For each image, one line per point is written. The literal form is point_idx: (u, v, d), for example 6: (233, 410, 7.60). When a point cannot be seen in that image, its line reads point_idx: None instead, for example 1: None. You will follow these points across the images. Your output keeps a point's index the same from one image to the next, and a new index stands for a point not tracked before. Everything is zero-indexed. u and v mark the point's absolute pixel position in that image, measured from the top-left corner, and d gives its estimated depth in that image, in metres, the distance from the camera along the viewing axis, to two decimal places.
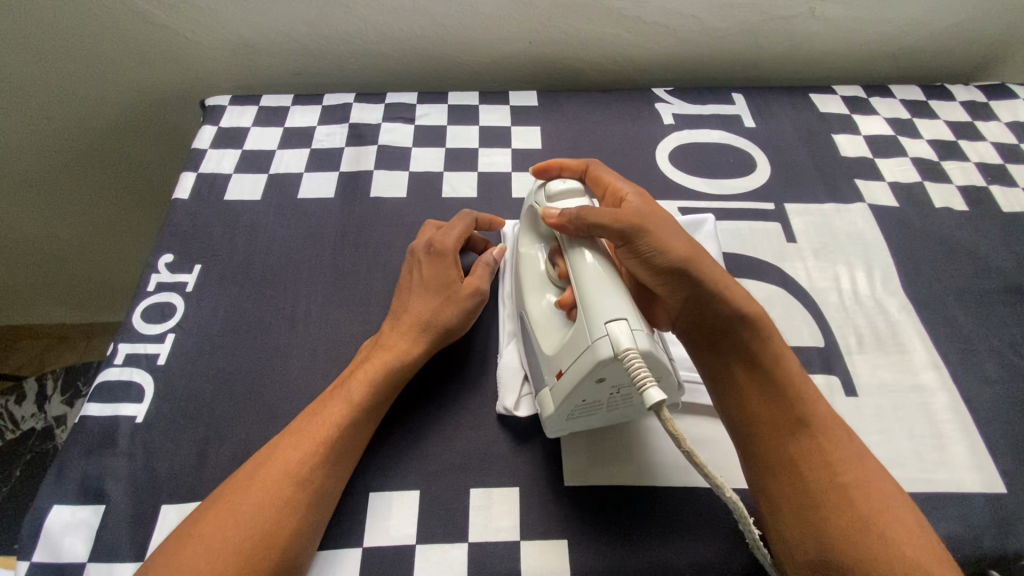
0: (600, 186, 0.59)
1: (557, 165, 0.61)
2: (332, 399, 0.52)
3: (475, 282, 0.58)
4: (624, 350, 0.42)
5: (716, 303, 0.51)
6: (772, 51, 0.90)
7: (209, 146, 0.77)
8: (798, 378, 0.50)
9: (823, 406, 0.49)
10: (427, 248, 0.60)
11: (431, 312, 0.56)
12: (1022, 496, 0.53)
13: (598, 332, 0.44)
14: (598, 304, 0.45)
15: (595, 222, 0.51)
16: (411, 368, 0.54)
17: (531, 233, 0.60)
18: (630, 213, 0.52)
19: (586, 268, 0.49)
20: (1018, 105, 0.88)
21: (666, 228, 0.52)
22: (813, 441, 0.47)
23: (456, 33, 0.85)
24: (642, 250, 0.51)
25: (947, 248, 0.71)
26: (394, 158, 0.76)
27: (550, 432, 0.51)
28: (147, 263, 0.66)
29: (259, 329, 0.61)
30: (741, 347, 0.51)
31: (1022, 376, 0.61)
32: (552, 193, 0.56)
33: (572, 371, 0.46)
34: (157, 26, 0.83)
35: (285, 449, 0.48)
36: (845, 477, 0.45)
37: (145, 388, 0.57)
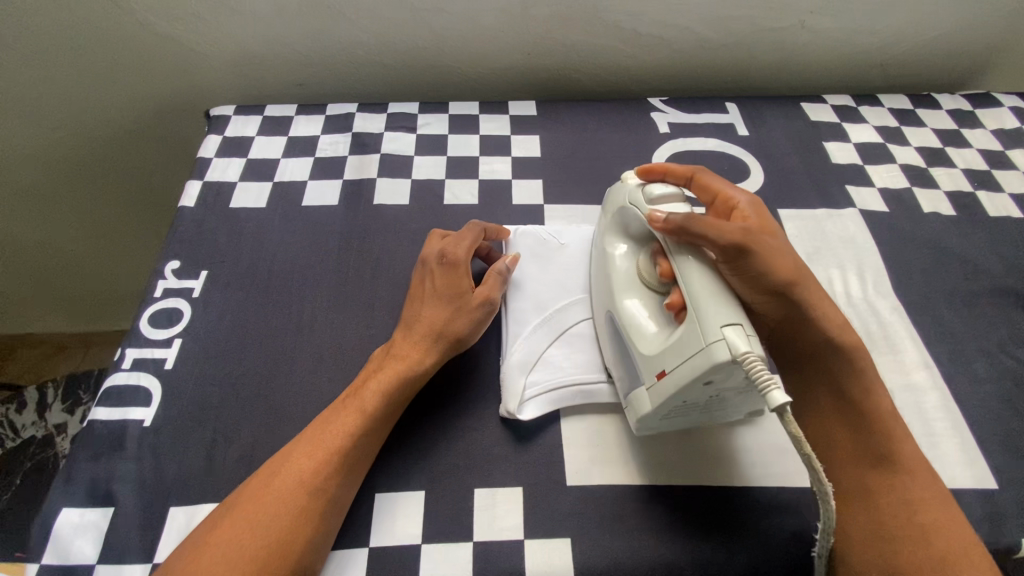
0: (708, 193, 0.59)
1: (661, 168, 0.61)
2: (344, 409, 0.53)
3: (486, 291, 0.59)
4: (743, 354, 0.43)
5: (813, 331, 0.52)
6: (763, 61, 0.93)
7: (214, 155, 0.78)
8: (886, 410, 0.50)
9: (908, 443, 0.50)
10: (440, 256, 0.61)
11: (445, 321, 0.57)
12: (1012, 491, 0.55)
13: (713, 336, 0.44)
14: (711, 307, 0.46)
15: (705, 235, 0.49)
16: (422, 377, 0.55)
17: (621, 230, 0.61)
18: (739, 230, 0.50)
19: (693, 274, 0.49)
20: (1003, 113, 0.90)
21: (775, 249, 0.51)
22: (897, 478, 0.48)
23: (456, 45, 0.87)
24: (748, 272, 0.50)
25: (936, 251, 0.73)
26: (397, 166, 0.78)
27: (640, 428, 0.53)
28: (154, 270, 0.67)
29: (266, 334, 0.62)
30: (833, 374, 0.52)
31: (1010, 375, 0.62)
32: (653, 197, 0.55)
33: (679, 372, 0.46)
34: (163, 38, 0.84)
35: (296, 458, 0.49)
36: (923, 517, 0.46)
37: (153, 393, 0.58)
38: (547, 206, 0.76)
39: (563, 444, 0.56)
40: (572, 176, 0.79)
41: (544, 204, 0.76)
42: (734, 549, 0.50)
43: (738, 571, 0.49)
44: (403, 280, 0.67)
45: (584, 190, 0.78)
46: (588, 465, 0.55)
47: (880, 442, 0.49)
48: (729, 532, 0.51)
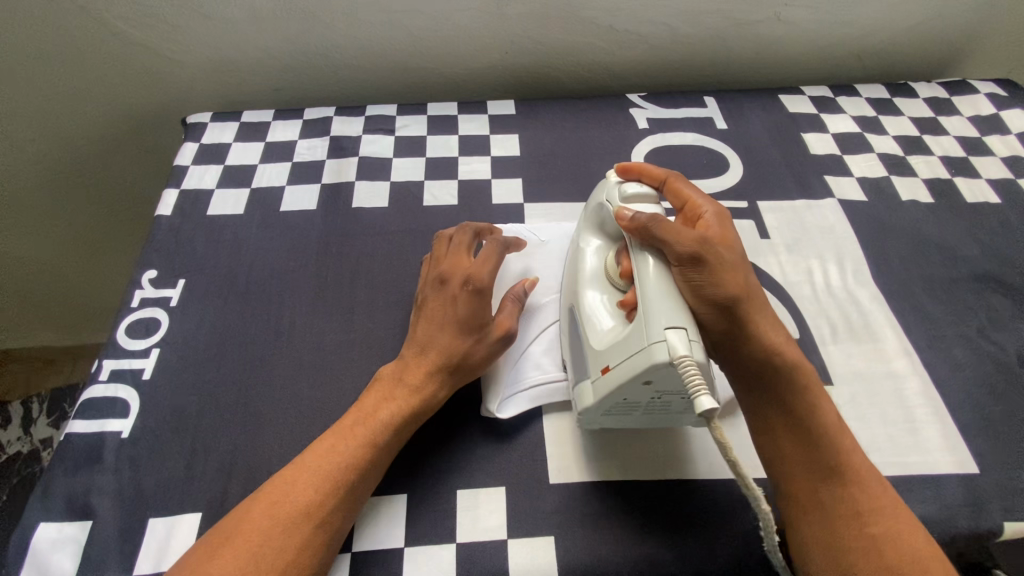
0: (679, 199, 0.59)
1: (638, 169, 0.60)
2: (350, 435, 0.51)
3: (506, 322, 0.57)
4: (680, 357, 0.44)
5: (752, 346, 0.50)
6: (741, 55, 0.93)
7: (191, 163, 0.78)
8: (835, 423, 0.50)
9: (857, 455, 0.49)
10: (466, 283, 0.56)
11: (462, 355, 0.54)
12: (992, 475, 0.55)
13: (655, 336, 0.45)
14: (659, 308, 0.46)
15: (664, 236, 0.51)
16: (432, 405, 0.54)
17: (596, 227, 0.60)
18: (695, 236, 0.51)
19: (650, 276, 0.49)
20: (979, 100, 0.91)
21: (728, 261, 0.51)
22: (844, 491, 0.48)
23: (433, 45, 0.87)
24: (699, 281, 0.49)
25: (914, 238, 0.73)
26: (376, 169, 0.78)
27: (584, 424, 0.53)
28: (131, 280, 0.66)
29: (245, 341, 0.62)
30: (780, 391, 0.51)
31: (989, 359, 0.63)
32: (628, 194, 0.56)
33: (621, 367, 0.47)
34: (138, 46, 0.84)
35: (299, 488, 0.48)
36: (872, 529, 0.46)
37: (131, 404, 0.57)
38: (526, 204, 0.75)
39: (544, 442, 0.56)
40: (552, 174, 0.79)
41: (524, 203, 0.76)
42: (715, 544, 0.50)
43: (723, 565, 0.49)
44: (383, 283, 0.67)
45: (564, 188, 0.78)
46: (568, 463, 0.55)
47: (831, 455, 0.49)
48: (714, 525, 0.51)
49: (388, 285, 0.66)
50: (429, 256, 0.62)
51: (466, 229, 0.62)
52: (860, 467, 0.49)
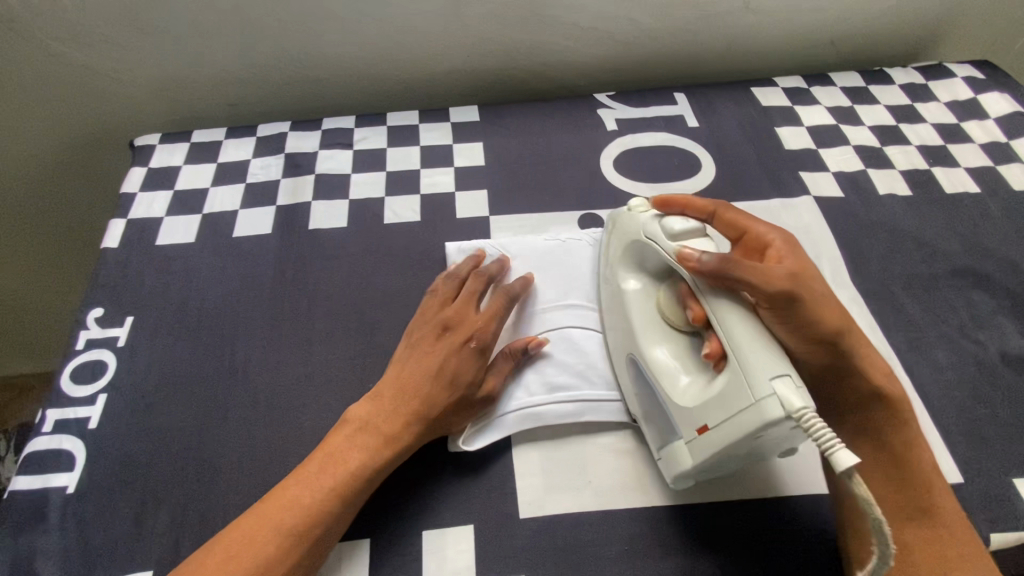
0: (733, 229, 0.54)
1: (681, 202, 0.56)
2: (315, 482, 0.48)
3: (494, 381, 0.55)
4: (799, 411, 0.40)
5: (855, 378, 0.50)
6: (711, 47, 0.90)
7: (139, 190, 0.74)
8: (927, 462, 0.49)
9: (947, 496, 0.48)
10: (471, 339, 0.55)
11: (441, 410, 0.52)
12: (977, 484, 0.53)
13: (763, 391, 0.42)
14: (757, 356, 0.43)
15: (746, 278, 0.46)
16: (402, 456, 0.52)
17: (636, 265, 0.58)
18: (784, 271, 0.47)
19: (736, 328, 0.46)
20: (956, 84, 0.88)
21: (819, 289, 0.48)
22: (936, 531, 0.46)
23: (390, 52, 0.83)
24: (795, 319, 0.47)
25: (893, 235, 0.71)
26: (333, 187, 0.74)
27: (670, 484, 0.51)
28: (76, 320, 0.63)
29: (197, 381, 0.59)
30: (876, 422, 0.50)
31: (971, 360, 0.61)
32: (675, 232, 0.53)
33: (724, 428, 0.44)
34: (78, 67, 0.80)
35: (258, 543, 0.45)
36: (961, 573, 0.44)
37: (76, 456, 0.54)
38: (492, 217, 0.72)
39: (514, 473, 0.54)
40: (518, 184, 0.76)
41: (489, 216, 0.73)
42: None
43: None
44: (343, 310, 0.64)
45: (531, 197, 0.75)
46: (540, 495, 0.52)
47: (918, 494, 0.48)
48: (688, 555, 0.50)
49: (347, 312, 0.64)
50: (433, 293, 0.60)
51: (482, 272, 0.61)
52: (949, 508, 0.47)
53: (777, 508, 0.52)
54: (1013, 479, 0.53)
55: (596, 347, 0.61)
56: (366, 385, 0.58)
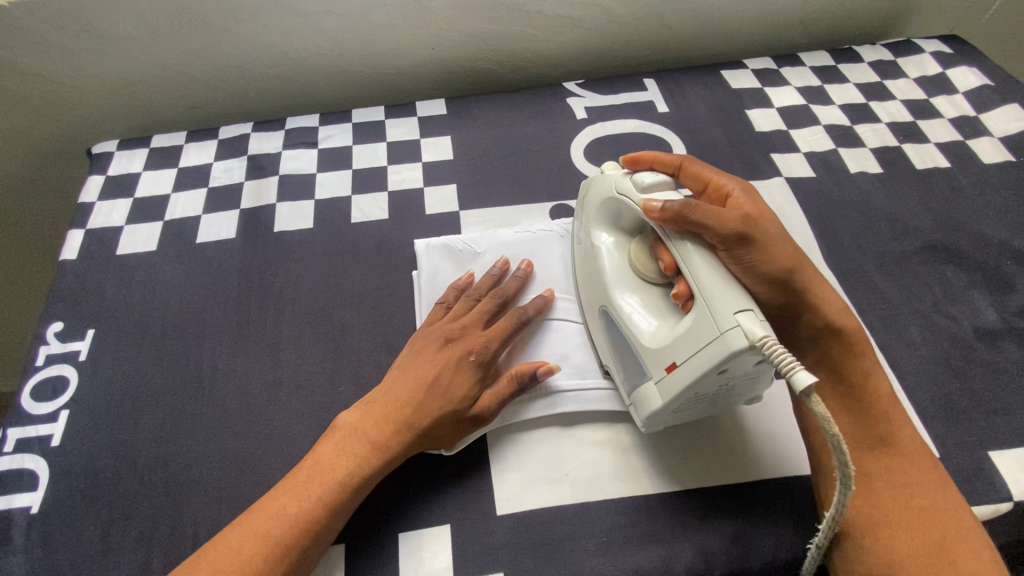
0: (698, 181, 0.56)
1: (649, 158, 0.58)
2: (303, 492, 0.47)
3: (488, 400, 0.52)
4: (761, 339, 0.40)
5: (812, 314, 0.50)
6: (679, 31, 0.89)
7: (97, 199, 0.72)
8: (885, 392, 0.51)
9: (906, 426, 0.50)
10: (470, 353, 0.53)
11: (429, 424, 0.50)
12: (951, 458, 0.53)
13: (728, 323, 0.42)
14: (720, 293, 0.44)
15: (704, 221, 0.47)
16: (392, 465, 0.50)
17: (608, 221, 0.57)
18: (738, 214, 0.47)
19: (700, 269, 0.46)
20: (924, 60, 0.88)
21: (773, 232, 0.49)
22: (893, 460, 0.48)
23: (353, 47, 0.81)
24: (750, 261, 0.47)
25: (864, 213, 0.71)
26: (298, 188, 0.73)
27: (645, 428, 0.51)
28: (35, 336, 0.61)
29: (163, 392, 0.57)
30: (834, 357, 0.51)
31: (945, 335, 0.61)
32: (644, 184, 0.52)
33: (690, 364, 0.44)
34: (26, 74, 0.77)
35: (244, 558, 0.43)
36: (918, 500, 0.46)
37: (39, 475, 0.53)
38: (462, 212, 0.71)
39: (491, 468, 0.53)
40: (487, 177, 0.75)
41: (459, 210, 0.71)
42: (674, 563, 0.49)
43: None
44: (311, 314, 0.62)
45: (501, 190, 0.74)
46: (518, 490, 0.52)
47: (878, 424, 0.49)
48: (667, 542, 0.49)
49: (316, 315, 0.62)
50: (438, 307, 0.59)
51: (492, 287, 0.60)
52: (908, 438, 0.49)
53: (758, 492, 0.52)
54: (989, 452, 0.54)
55: (572, 337, 0.60)
56: (337, 388, 0.57)
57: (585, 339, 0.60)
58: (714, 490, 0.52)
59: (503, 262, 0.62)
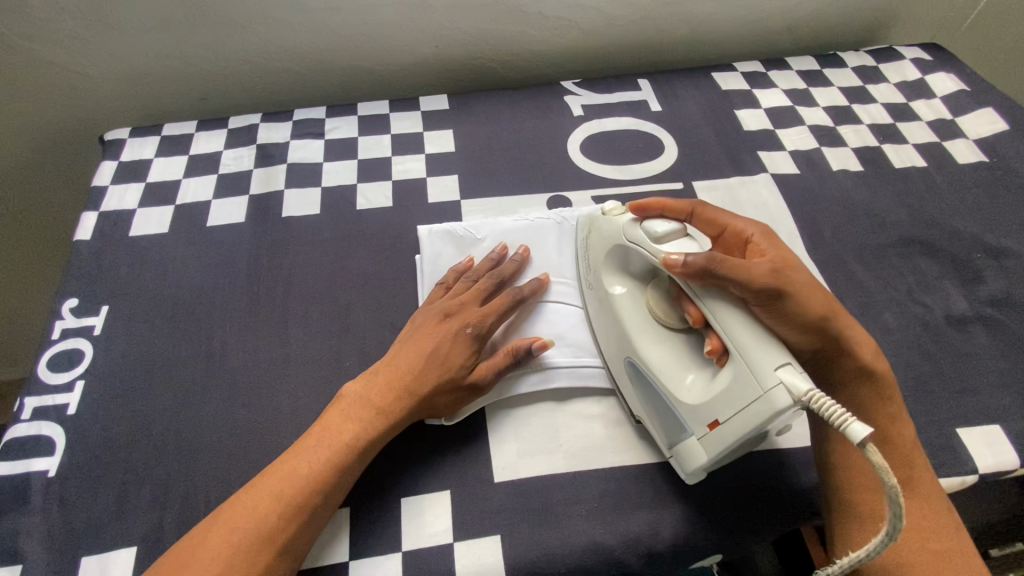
0: (712, 225, 0.57)
1: (659, 205, 0.57)
2: (316, 457, 0.49)
3: (488, 368, 0.55)
4: (807, 393, 0.42)
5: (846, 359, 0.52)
6: (672, 35, 0.93)
7: (110, 182, 0.75)
8: (908, 438, 0.51)
9: (926, 472, 0.50)
10: (467, 325, 0.56)
11: (430, 391, 0.53)
12: (923, 435, 0.57)
13: (770, 381, 0.43)
14: (758, 349, 0.45)
15: (733, 279, 0.47)
16: (396, 429, 0.53)
17: (619, 268, 0.59)
18: (767, 269, 0.48)
19: (735, 326, 0.46)
20: (904, 66, 0.93)
21: (803, 279, 0.50)
22: (913, 504, 0.49)
23: (359, 43, 0.85)
24: (783, 313, 0.49)
25: (845, 208, 0.75)
26: (305, 176, 0.76)
27: (688, 479, 0.51)
28: (51, 311, 0.64)
29: (175, 365, 0.60)
30: (862, 406, 0.52)
31: (918, 322, 0.65)
32: (658, 235, 0.53)
33: (736, 422, 0.45)
34: (43, 63, 0.80)
35: (260, 513, 0.46)
36: (934, 544, 0.47)
37: (56, 441, 0.55)
38: (463, 202, 0.74)
39: (490, 440, 0.56)
40: (487, 169, 0.78)
41: (460, 200, 0.74)
42: (660, 530, 0.52)
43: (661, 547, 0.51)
44: (318, 294, 0.65)
45: (500, 181, 0.77)
46: (514, 459, 0.55)
47: (901, 470, 0.50)
48: (655, 509, 0.52)
49: (322, 295, 0.65)
50: (439, 287, 0.62)
51: (490, 268, 0.63)
52: (926, 483, 0.50)
53: (742, 469, 0.55)
54: (956, 429, 0.57)
55: (566, 318, 0.63)
56: (343, 364, 0.60)
57: (580, 320, 0.63)
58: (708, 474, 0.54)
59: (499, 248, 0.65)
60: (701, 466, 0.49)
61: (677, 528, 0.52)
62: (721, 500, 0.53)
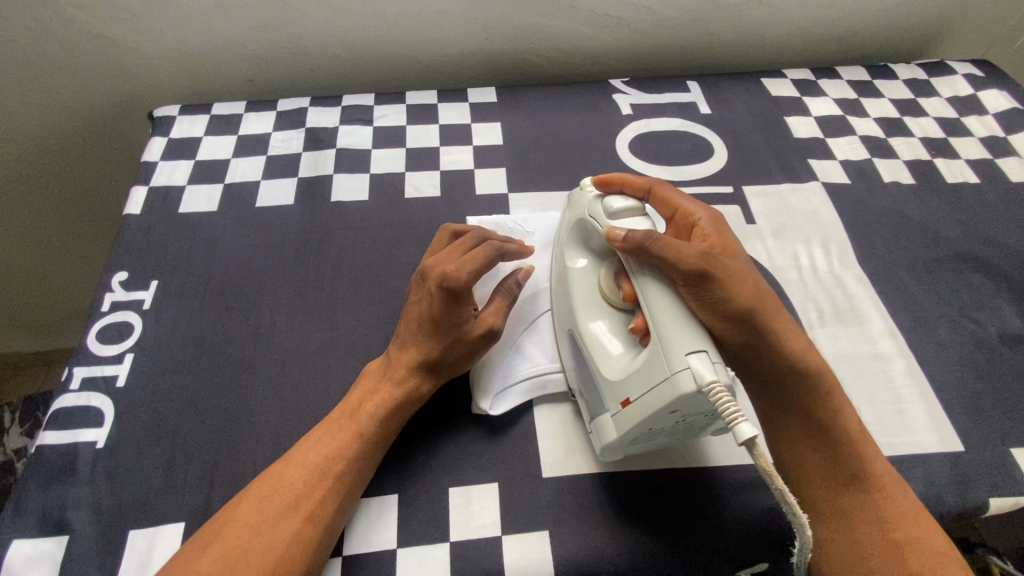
0: (667, 207, 0.56)
1: (620, 180, 0.58)
2: (337, 431, 0.50)
3: (490, 318, 0.54)
4: (709, 384, 0.41)
5: (774, 356, 0.49)
6: (722, 39, 0.92)
7: (160, 158, 0.75)
8: (852, 426, 0.49)
9: (878, 460, 0.49)
10: (440, 281, 0.52)
11: (441, 354, 0.53)
12: (979, 453, 0.56)
13: (678, 365, 0.42)
14: (675, 332, 0.44)
15: (662, 254, 0.47)
16: (416, 402, 0.53)
17: (581, 244, 0.58)
18: (698, 249, 0.48)
19: (659, 304, 0.46)
20: (957, 81, 0.91)
21: (734, 268, 0.49)
22: (868, 496, 0.47)
23: (410, 32, 0.84)
24: (707, 297, 0.47)
25: (896, 220, 0.74)
26: (353, 161, 0.75)
27: (607, 455, 0.51)
28: (100, 283, 0.64)
29: (223, 343, 0.60)
30: (797, 400, 0.50)
31: (972, 338, 0.64)
32: (613, 210, 0.53)
33: (645, 401, 0.44)
34: (97, 37, 0.80)
35: (287, 483, 0.47)
36: (893, 533, 0.46)
37: (105, 412, 0.55)
38: (511, 194, 0.74)
39: (537, 436, 0.55)
40: (535, 163, 0.78)
41: (508, 192, 0.74)
42: (710, 523, 0.50)
43: (707, 543, 0.50)
44: (366, 280, 0.65)
45: (548, 177, 0.76)
46: (562, 455, 0.54)
47: (848, 463, 0.48)
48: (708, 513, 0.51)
49: (371, 281, 0.65)
50: (427, 252, 0.60)
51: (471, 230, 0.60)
52: (880, 472, 0.48)
53: (711, 473, 0.53)
54: (1011, 448, 0.56)
55: None
56: None
57: None
58: (666, 476, 0.53)
59: (466, 227, 0.61)
60: (613, 442, 0.48)
61: (728, 523, 0.50)
62: (700, 512, 0.51)
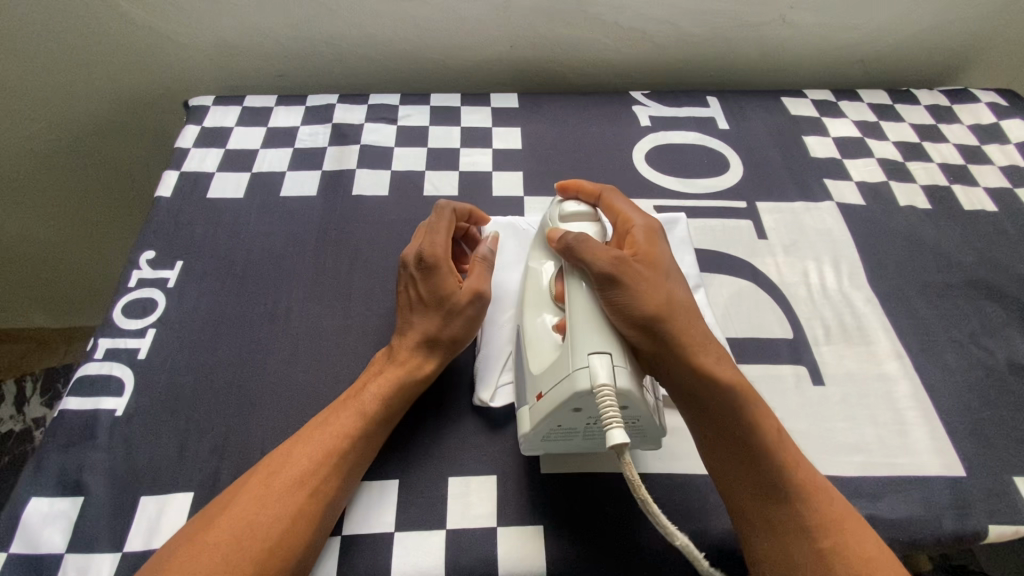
0: (613, 215, 0.59)
1: (576, 187, 0.61)
2: (341, 410, 0.52)
3: (474, 283, 0.56)
4: (600, 385, 0.43)
5: (681, 367, 0.49)
6: (745, 57, 0.93)
7: (192, 146, 0.78)
8: (773, 426, 0.49)
9: (805, 471, 0.48)
10: (417, 261, 0.56)
11: (437, 329, 0.55)
12: (981, 480, 0.55)
13: (580, 362, 0.45)
14: (583, 336, 0.47)
15: (582, 256, 0.51)
16: (423, 380, 0.55)
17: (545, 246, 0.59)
18: (613, 256, 0.50)
19: (578, 308, 0.49)
20: (980, 109, 0.91)
21: (648, 279, 0.51)
22: (796, 511, 0.46)
23: (438, 37, 0.87)
24: (614, 301, 0.49)
25: (909, 244, 0.74)
26: (376, 158, 0.78)
27: (528, 449, 0.51)
28: (129, 260, 0.67)
29: (242, 324, 0.62)
30: (710, 409, 0.49)
31: (981, 365, 0.63)
32: (566, 213, 0.57)
33: (549, 394, 0.46)
34: (141, 27, 0.84)
35: (293, 458, 0.49)
36: (826, 541, 0.45)
37: (125, 382, 0.57)
38: (526, 197, 0.75)
39: None
40: (551, 168, 0.79)
41: (523, 195, 0.76)
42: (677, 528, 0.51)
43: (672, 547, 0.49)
44: (381, 272, 0.67)
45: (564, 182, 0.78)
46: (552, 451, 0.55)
47: (774, 471, 0.47)
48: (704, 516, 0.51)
49: (386, 273, 0.67)
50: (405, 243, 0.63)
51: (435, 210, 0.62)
52: (808, 483, 0.48)
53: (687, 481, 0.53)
54: (1013, 477, 0.56)
55: None
56: None
57: None
58: (598, 481, 0.53)
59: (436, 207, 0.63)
60: (523, 434, 0.49)
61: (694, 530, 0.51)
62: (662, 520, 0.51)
